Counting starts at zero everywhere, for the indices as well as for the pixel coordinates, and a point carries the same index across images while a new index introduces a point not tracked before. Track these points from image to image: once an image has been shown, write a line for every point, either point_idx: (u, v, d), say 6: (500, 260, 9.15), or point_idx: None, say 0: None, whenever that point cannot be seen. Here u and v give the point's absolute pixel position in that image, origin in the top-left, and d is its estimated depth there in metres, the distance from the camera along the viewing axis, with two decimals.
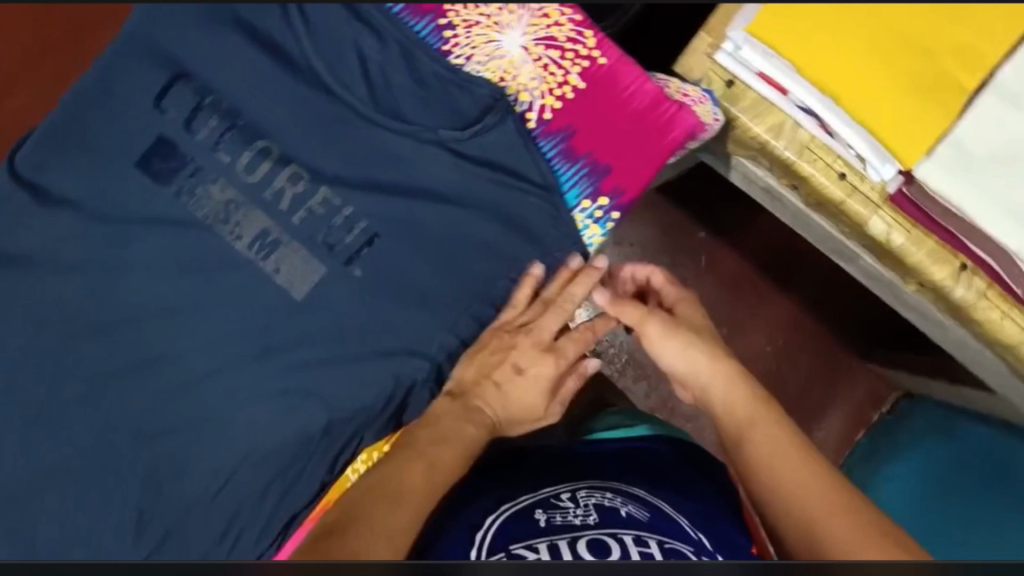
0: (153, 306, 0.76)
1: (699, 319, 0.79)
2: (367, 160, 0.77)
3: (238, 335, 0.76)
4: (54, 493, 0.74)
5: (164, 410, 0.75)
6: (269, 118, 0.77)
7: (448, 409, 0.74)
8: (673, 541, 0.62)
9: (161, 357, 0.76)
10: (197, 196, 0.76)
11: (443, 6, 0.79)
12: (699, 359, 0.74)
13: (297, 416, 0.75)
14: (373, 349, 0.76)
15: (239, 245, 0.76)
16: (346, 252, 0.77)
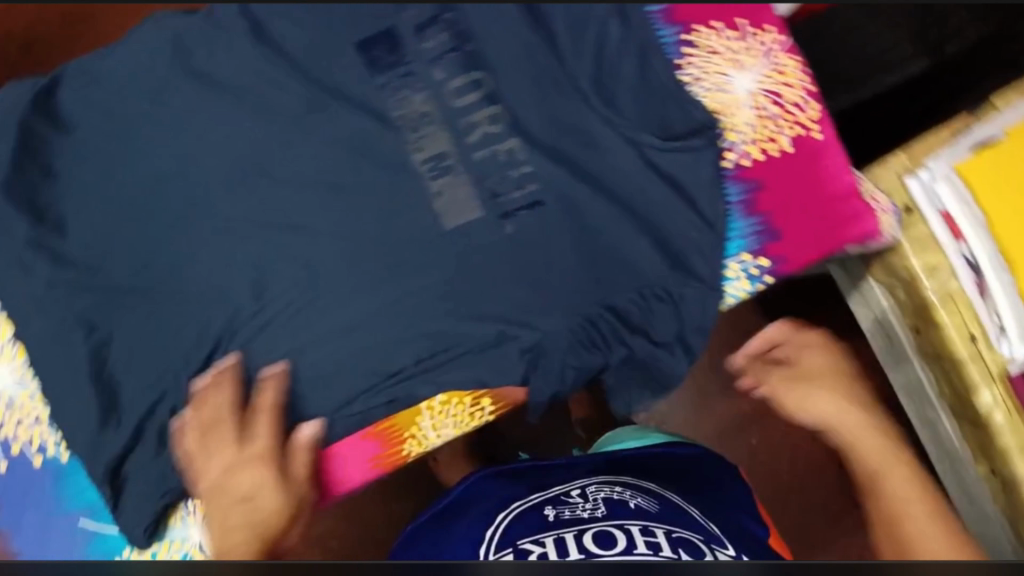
0: (316, 177, 0.78)
1: (828, 370, 0.83)
2: (563, 130, 0.77)
3: (380, 236, 0.78)
4: (167, 306, 0.78)
5: (286, 275, 0.78)
6: (493, 53, 0.78)
7: (262, 493, 0.72)
8: (679, 532, 0.79)
9: (303, 226, 0.78)
10: (399, 96, 0.78)
11: (692, 24, 0.79)
12: (825, 409, 0.79)
13: (401, 333, 0.77)
14: (492, 304, 0.77)
15: (416, 157, 0.77)
16: (507, 206, 0.77)
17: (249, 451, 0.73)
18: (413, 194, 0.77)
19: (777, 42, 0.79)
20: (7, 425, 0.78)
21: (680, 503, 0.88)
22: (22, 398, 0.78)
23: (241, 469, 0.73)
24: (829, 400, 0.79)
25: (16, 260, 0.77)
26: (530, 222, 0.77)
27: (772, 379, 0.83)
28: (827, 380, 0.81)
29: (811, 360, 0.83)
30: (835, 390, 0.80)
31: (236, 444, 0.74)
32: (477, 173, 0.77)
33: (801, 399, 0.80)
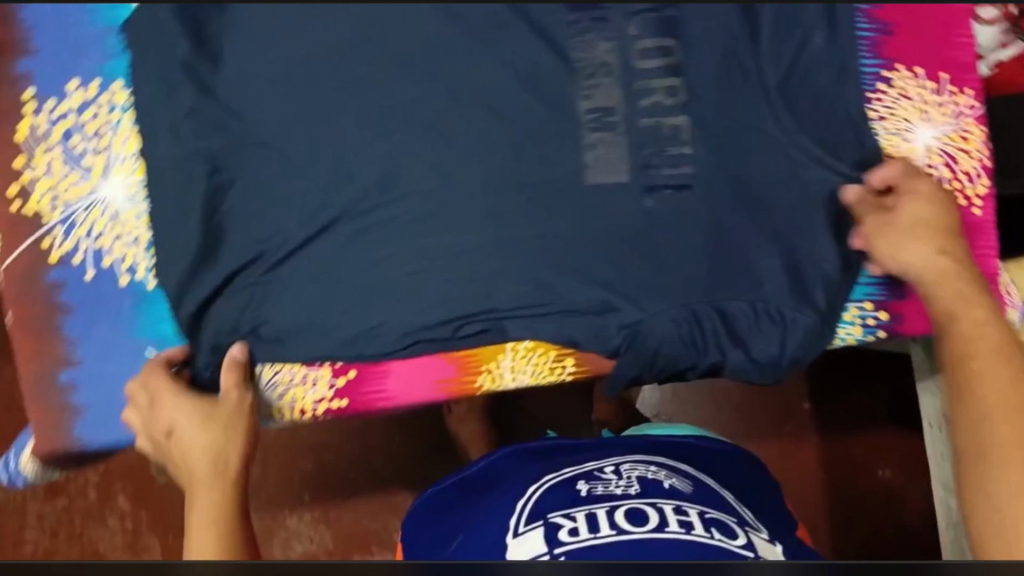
0: (475, 89, 0.74)
1: (930, 221, 0.73)
2: (733, 125, 0.74)
3: (518, 168, 0.74)
4: (280, 167, 0.75)
5: (410, 176, 0.74)
6: (693, 26, 0.75)
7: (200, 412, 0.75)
8: (710, 512, 0.73)
9: (446, 131, 0.74)
10: (585, 39, 0.75)
11: (895, 63, 0.78)
12: (915, 257, 0.73)
13: (508, 271, 0.74)
14: (608, 270, 0.73)
15: (582, 104, 0.74)
16: (654, 179, 0.73)
17: (168, 390, 0.74)
18: (567, 137, 0.74)
19: (970, 108, 0.78)
20: (105, 236, 0.76)
21: (714, 486, 0.81)
22: (127, 214, 0.76)
23: (161, 400, 0.74)
24: (920, 224, 0.73)
25: (160, 78, 0.75)
26: (668, 206, 0.73)
27: (863, 228, 0.75)
28: (911, 218, 0.74)
29: (914, 202, 0.74)
30: (931, 239, 0.73)
31: (145, 400, 0.75)
32: (637, 140, 0.74)
33: (891, 247, 0.73)
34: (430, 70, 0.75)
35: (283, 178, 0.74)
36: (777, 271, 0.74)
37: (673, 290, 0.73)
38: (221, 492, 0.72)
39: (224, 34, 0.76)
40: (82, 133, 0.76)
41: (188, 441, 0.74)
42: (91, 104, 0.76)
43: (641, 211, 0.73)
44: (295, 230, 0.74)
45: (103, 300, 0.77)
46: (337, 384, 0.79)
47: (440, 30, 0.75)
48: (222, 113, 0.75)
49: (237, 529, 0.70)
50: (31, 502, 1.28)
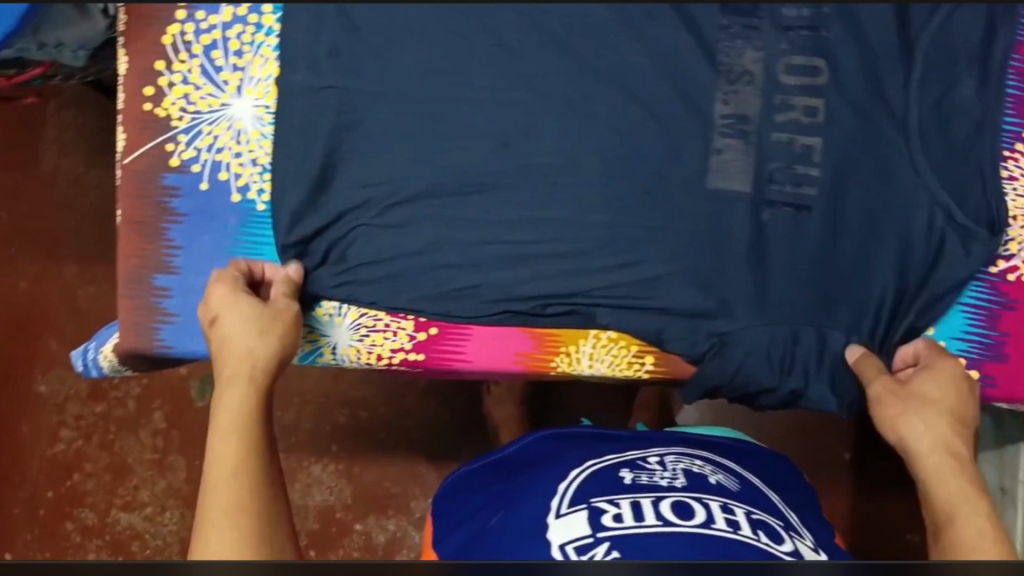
0: (616, 71, 0.75)
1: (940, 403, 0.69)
2: (865, 156, 0.75)
3: (641, 154, 0.74)
4: (408, 110, 0.75)
5: (533, 143, 0.75)
6: (843, 52, 0.76)
7: (248, 313, 0.71)
8: (759, 514, 0.65)
9: (579, 106, 0.75)
10: (734, 44, 0.76)
11: None
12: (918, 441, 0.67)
13: (613, 251, 0.74)
14: (712, 269, 0.74)
15: (719, 106, 0.75)
16: (774, 195, 0.75)
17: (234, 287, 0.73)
18: (696, 136, 0.75)
19: None
20: (226, 151, 0.78)
21: (763, 486, 0.73)
22: (251, 135, 0.78)
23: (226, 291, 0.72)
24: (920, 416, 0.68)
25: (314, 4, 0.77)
26: (789, 224, 0.75)
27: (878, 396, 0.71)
28: (910, 402, 0.69)
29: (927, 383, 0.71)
30: (938, 423, 0.68)
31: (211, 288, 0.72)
32: (766, 151, 0.75)
33: (892, 420, 0.69)
34: (572, 48, 0.75)
35: (410, 121, 0.75)
36: (886, 303, 0.74)
37: (771, 307, 0.73)
38: (249, 401, 0.66)
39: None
40: (224, 50, 0.78)
41: (228, 340, 0.70)
42: (239, 22, 0.78)
43: (760, 226, 0.75)
44: (408, 172, 0.75)
45: (212, 212, 0.78)
46: (417, 338, 0.79)
47: (590, 9, 0.76)
48: (359, 53, 0.76)
49: (261, 438, 0.64)
50: (71, 402, 1.21)
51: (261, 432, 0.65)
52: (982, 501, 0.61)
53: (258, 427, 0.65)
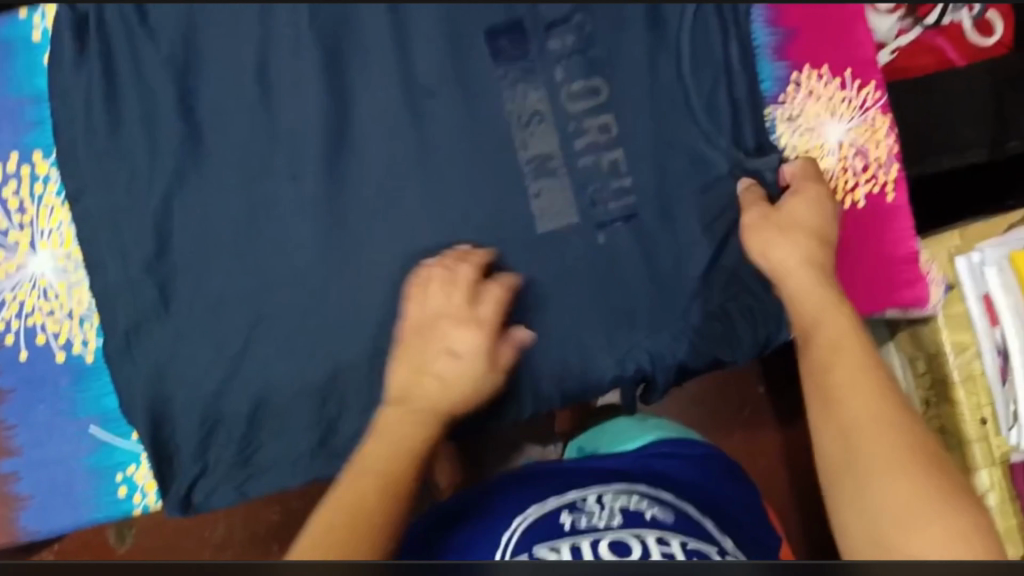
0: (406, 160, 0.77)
1: (806, 223, 0.76)
2: (663, 144, 0.79)
3: (448, 221, 0.78)
4: (216, 259, 0.76)
5: (344, 246, 0.78)
6: (619, 59, 0.78)
7: (430, 385, 0.77)
8: (695, 542, 0.69)
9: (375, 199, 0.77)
10: (515, 91, 0.78)
11: (803, 65, 0.80)
12: (780, 250, 0.76)
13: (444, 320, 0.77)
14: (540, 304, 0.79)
15: (522, 155, 0.78)
16: (602, 216, 0.79)
17: (448, 311, 0.77)
18: (499, 191, 0.78)
19: (876, 100, 0.79)
20: (38, 312, 0.76)
21: (700, 515, 0.74)
22: (59, 287, 0.75)
23: (433, 326, 0.77)
24: (820, 214, 0.76)
25: (88, 163, 0.74)
26: (607, 245, 0.79)
27: (747, 220, 0.78)
28: (807, 187, 0.77)
29: (792, 205, 0.76)
30: (790, 230, 0.75)
31: (445, 299, 0.77)
32: (580, 180, 0.79)
33: (761, 244, 0.77)
34: (361, 142, 0.76)
35: (226, 263, 0.76)
36: (711, 281, 0.80)
37: (609, 316, 0.80)
38: (389, 465, 0.74)
39: (158, 87, 0.73)
40: (4, 210, 0.75)
41: (387, 428, 0.76)
42: (11, 179, 0.74)
43: (590, 241, 0.79)
44: (233, 316, 0.77)
45: (42, 378, 0.76)
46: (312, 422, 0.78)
47: (378, 102, 0.77)
48: (155, 189, 0.74)
49: (377, 538, 0.69)
50: None
51: (393, 521, 0.71)
52: (893, 430, 0.66)
53: (400, 473, 0.74)
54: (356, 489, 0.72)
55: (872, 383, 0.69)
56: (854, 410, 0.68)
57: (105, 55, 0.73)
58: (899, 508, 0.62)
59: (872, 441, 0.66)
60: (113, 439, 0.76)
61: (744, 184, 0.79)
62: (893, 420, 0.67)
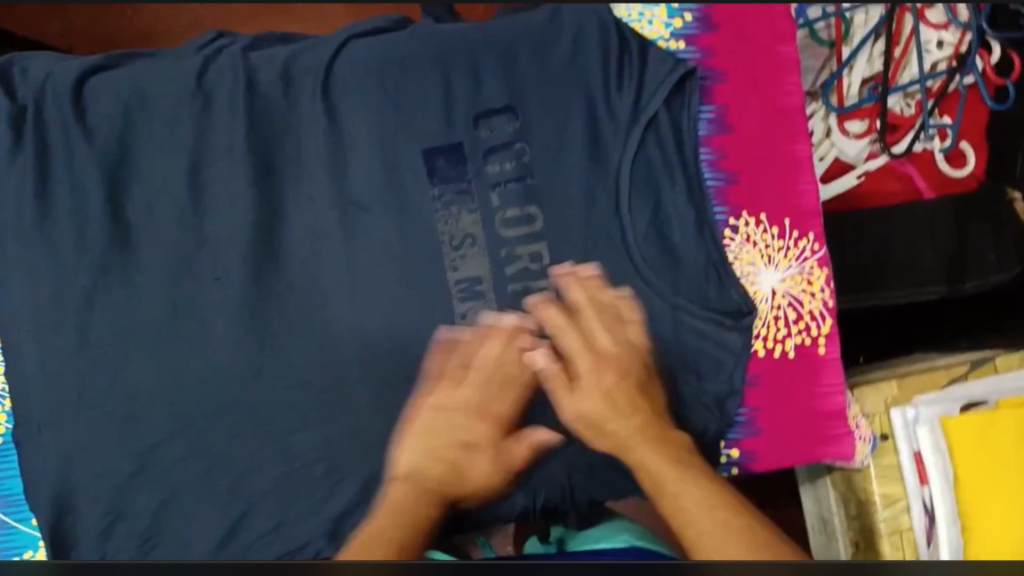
0: (338, 272, 0.77)
1: (610, 354, 0.76)
2: (597, 277, 0.77)
3: (371, 334, 0.77)
4: (131, 353, 0.76)
5: (260, 350, 0.77)
6: (555, 190, 0.77)
7: (440, 468, 0.76)
8: None
9: (300, 307, 0.77)
10: (450, 212, 0.77)
11: (742, 210, 0.78)
12: (589, 400, 0.76)
13: (355, 434, 0.77)
14: (454, 427, 0.77)
15: (450, 276, 0.78)
16: (527, 342, 0.78)
17: (469, 407, 0.76)
18: (424, 310, 0.77)
19: (813, 251, 0.79)
20: None
21: None
22: None
23: (446, 415, 0.76)
24: (600, 398, 0.75)
25: (16, 251, 0.76)
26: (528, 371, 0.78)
27: (552, 385, 0.76)
28: (589, 322, 0.76)
29: (591, 317, 0.76)
30: (597, 365, 0.76)
31: (474, 392, 0.76)
32: (506, 306, 0.78)
33: (575, 400, 0.76)
34: (293, 250, 0.78)
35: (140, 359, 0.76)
36: None
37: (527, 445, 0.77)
38: (395, 530, 0.74)
39: (91, 184, 0.76)
40: None
41: (394, 498, 0.75)
42: None
43: (512, 367, 0.77)
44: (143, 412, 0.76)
45: None
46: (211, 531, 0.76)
47: (313, 210, 0.77)
48: (79, 279, 0.76)
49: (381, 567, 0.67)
50: None
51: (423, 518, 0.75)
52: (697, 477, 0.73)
53: (404, 542, 0.74)
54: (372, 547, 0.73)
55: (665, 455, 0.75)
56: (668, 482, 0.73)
57: (43, 148, 0.76)
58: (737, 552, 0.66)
59: (693, 522, 0.70)
60: (16, 523, 0.77)
61: (536, 300, 0.77)
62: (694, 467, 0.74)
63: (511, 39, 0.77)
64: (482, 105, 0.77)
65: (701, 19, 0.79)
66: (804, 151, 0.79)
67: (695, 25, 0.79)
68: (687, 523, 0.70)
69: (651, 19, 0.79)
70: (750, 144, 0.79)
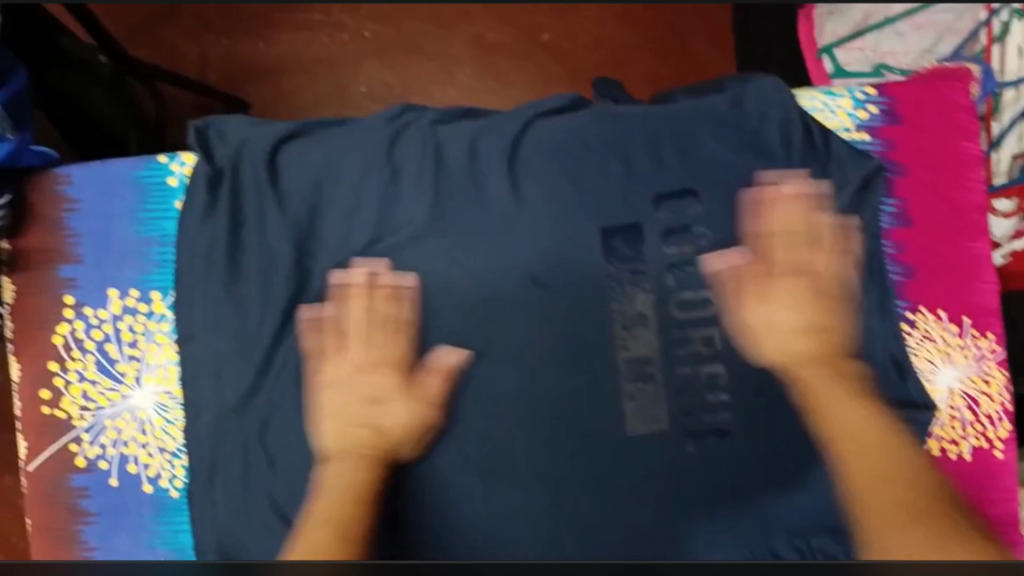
0: (510, 345, 0.78)
1: (808, 288, 0.75)
2: (774, 366, 0.75)
3: (538, 407, 0.78)
4: None
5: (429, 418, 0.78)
6: (731, 275, 0.77)
7: (363, 433, 0.74)
8: None
9: (470, 379, 0.78)
10: (623, 292, 0.78)
11: (921, 305, 0.78)
12: (784, 316, 0.75)
13: (519, 505, 0.77)
14: (618, 506, 0.77)
15: (621, 355, 0.78)
16: (695, 426, 0.77)
17: (355, 360, 0.76)
18: (593, 387, 0.78)
19: (992, 351, 0.78)
20: (131, 443, 0.78)
21: None
22: (156, 423, 0.78)
23: (381, 367, 0.76)
24: (793, 334, 0.74)
25: (202, 309, 0.78)
26: (695, 454, 0.77)
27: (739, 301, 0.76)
28: (801, 297, 0.75)
29: (784, 262, 0.75)
30: (817, 308, 0.74)
31: (362, 349, 0.77)
32: (675, 388, 0.78)
33: (758, 340, 0.75)
34: (466, 320, 0.79)
35: None
36: (800, 511, 0.76)
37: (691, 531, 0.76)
38: (333, 513, 0.70)
39: (278, 246, 0.78)
40: (118, 342, 0.78)
41: (337, 480, 0.72)
42: (129, 313, 0.78)
43: (679, 450, 0.77)
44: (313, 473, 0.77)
45: (127, 507, 0.78)
46: None
47: (488, 283, 0.78)
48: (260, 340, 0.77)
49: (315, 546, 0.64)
50: None
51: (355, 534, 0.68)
52: (884, 437, 0.69)
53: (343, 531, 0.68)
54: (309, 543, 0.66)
55: (865, 410, 0.71)
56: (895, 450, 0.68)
57: (234, 207, 0.79)
58: (900, 521, 0.60)
59: (864, 451, 0.69)
60: None
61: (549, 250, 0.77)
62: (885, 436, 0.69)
63: (693, 122, 0.78)
64: (662, 187, 0.77)
65: (887, 111, 0.79)
66: (983, 249, 0.79)
67: (879, 116, 0.79)
68: (862, 471, 0.68)
69: (834, 109, 0.79)
70: (930, 241, 0.78)
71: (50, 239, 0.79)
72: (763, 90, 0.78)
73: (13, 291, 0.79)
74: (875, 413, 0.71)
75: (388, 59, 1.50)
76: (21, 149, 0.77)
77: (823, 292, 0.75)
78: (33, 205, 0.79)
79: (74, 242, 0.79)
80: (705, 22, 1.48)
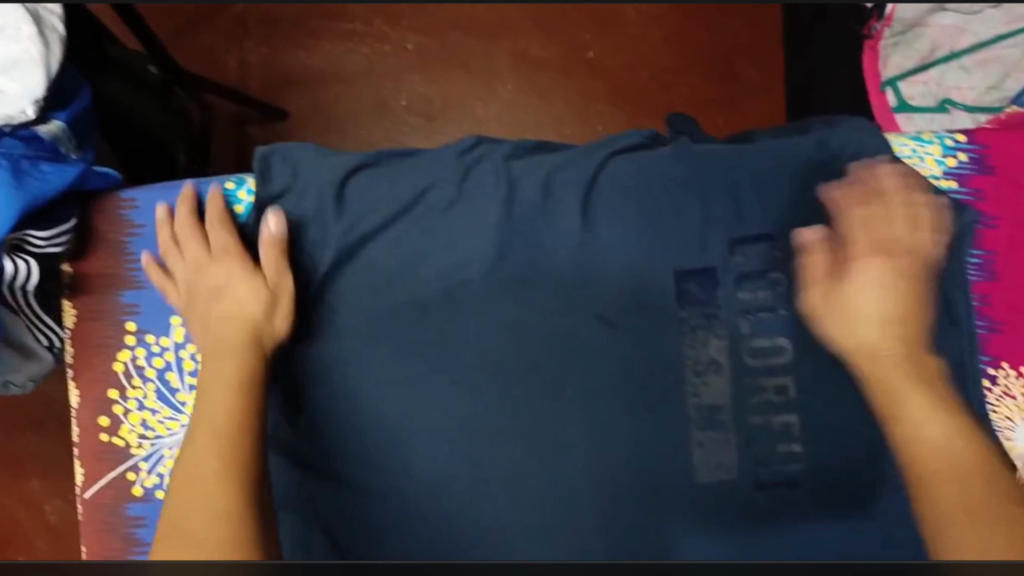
0: (578, 389, 0.76)
1: (905, 285, 0.72)
2: (845, 418, 0.74)
3: (603, 452, 0.75)
4: (364, 449, 0.76)
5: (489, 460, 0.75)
6: (807, 323, 0.75)
7: (221, 309, 0.74)
8: None
9: (534, 421, 0.76)
10: (695, 336, 0.76)
11: (1002, 361, 0.75)
12: (868, 328, 0.71)
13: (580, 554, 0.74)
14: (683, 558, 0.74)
15: (691, 402, 0.76)
16: (765, 476, 0.75)
17: (197, 266, 0.76)
18: (660, 435, 0.76)
19: None
20: None
21: None
22: None
23: (202, 250, 0.76)
24: (877, 303, 0.71)
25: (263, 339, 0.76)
26: (764, 506, 0.74)
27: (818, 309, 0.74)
28: (863, 250, 0.74)
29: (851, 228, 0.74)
30: (895, 320, 0.71)
31: (200, 245, 0.76)
32: (746, 437, 0.76)
33: (846, 326, 0.72)
34: (532, 360, 0.76)
35: (370, 453, 0.76)
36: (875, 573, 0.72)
37: None
38: (222, 461, 0.63)
39: (345, 278, 0.77)
40: (179, 371, 0.77)
41: (201, 413, 0.67)
42: (190, 342, 0.77)
43: (747, 501, 0.75)
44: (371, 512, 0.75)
45: None
46: None
47: (555, 324, 0.76)
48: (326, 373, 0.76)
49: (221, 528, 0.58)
50: None
51: (241, 506, 0.60)
52: (988, 466, 0.62)
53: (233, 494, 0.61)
54: (181, 496, 0.62)
55: (953, 427, 0.65)
56: (960, 441, 0.63)
57: (299, 236, 0.77)
58: (964, 523, 0.57)
59: (959, 468, 0.61)
60: None
61: (271, 217, 0.76)
62: (984, 460, 0.62)
63: (771, 164, 0.76)
64: (739, 232, 0.76)
65: (976, 159, 0.77)
66: None
67: (970, 164, 0.77)
68: (946, 483, 0.61)
69: (923, 155, 0.77)
70: (1016, 295, 0.75)
71: (112, 263, 0.78)
72: (852, 132, 0.77)
73: (74, 315, 0.78)
74: (969, 419, 0.66)
75: (431, 73, 1.44)
76: (87, 171, 0.76)
77: (911, 302, 0.72)
78: (93, 227, 0.78)
79: (137, 266, 0.78)
80: (755, 50, 1.42)
